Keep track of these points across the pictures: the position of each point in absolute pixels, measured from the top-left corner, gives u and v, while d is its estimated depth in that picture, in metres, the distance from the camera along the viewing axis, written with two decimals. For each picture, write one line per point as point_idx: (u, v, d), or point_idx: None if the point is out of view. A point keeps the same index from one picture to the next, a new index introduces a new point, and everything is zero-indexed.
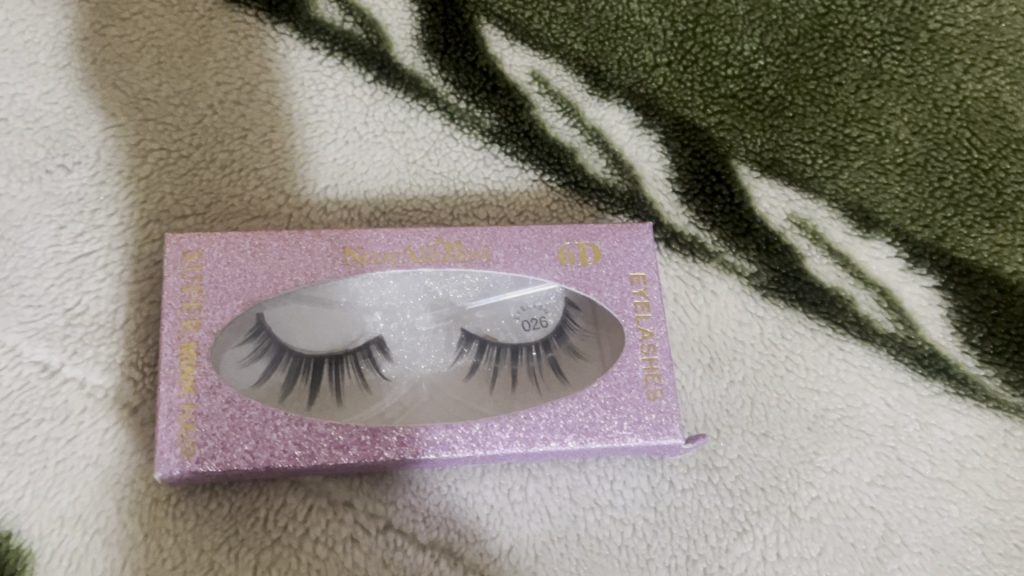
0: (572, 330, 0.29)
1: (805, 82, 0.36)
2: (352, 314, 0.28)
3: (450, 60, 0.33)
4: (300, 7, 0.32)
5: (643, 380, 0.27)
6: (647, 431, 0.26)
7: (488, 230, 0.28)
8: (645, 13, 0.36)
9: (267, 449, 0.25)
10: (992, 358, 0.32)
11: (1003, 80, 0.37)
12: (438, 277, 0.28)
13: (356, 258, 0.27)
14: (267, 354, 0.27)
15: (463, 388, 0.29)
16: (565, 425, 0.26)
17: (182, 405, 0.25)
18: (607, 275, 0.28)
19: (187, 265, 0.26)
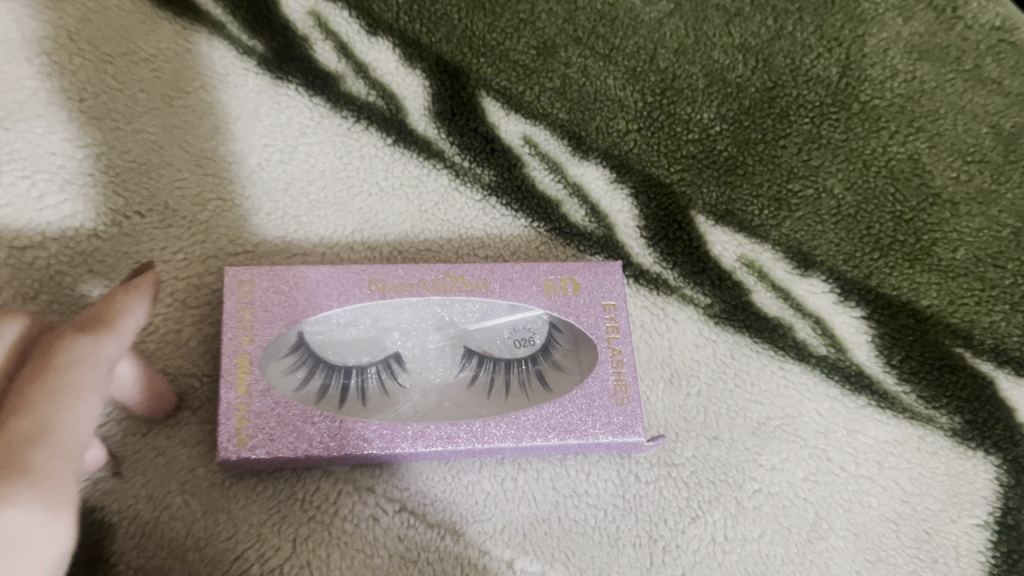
0: (555, 348, 0.35)
1: (754, 145, 0.42)
2: (375, 333, 0.35)
3: (456, 127, 0.40)
4: (332, 83, 0.39)
5: (613, 389, 0.33)
6: (615, 430, 0.32)
7: (486, 266, 0.34)
8: (620, 87, 0.42)
9: (307, 440, 0.31)
10: (909, 376, 0.38)
11: (923, 144, 0.43)
12: (445, 304, 0.34)
13: (379, 287, 0.33)
14: (305, 365, 0.33)
15: (466, 396, 0.35)
16: (548, 424, 0.32)
17: (238, 404, 0.30)
18: (584, 303, 0.34)
19: (242, 292, 0.32)
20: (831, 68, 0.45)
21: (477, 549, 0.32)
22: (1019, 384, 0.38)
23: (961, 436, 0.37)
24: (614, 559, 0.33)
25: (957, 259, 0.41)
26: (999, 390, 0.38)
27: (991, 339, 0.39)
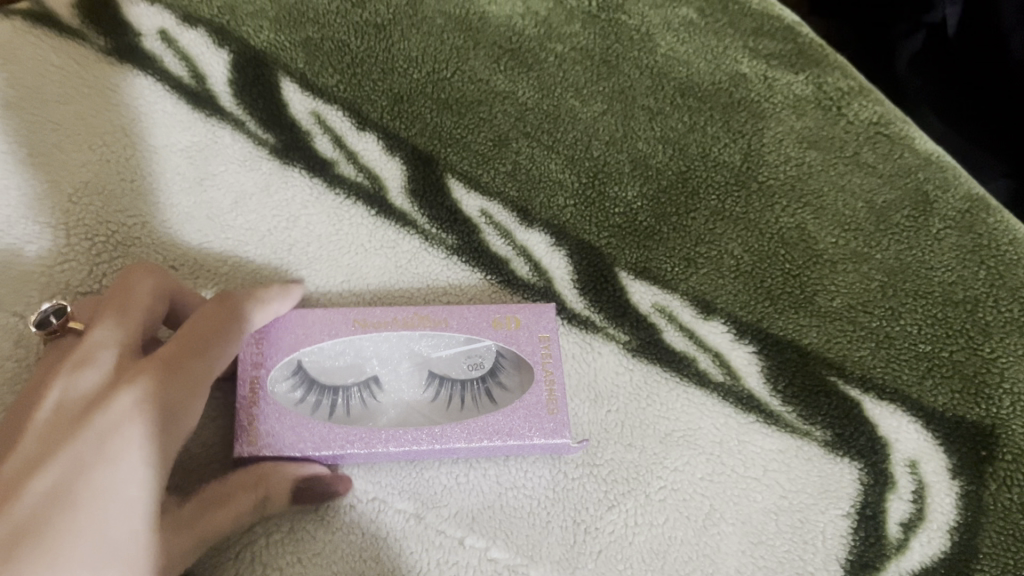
0: (501, 369, 0.44)
1: (669, 217, 0.52)
2: (358, 361, 0.44)
3: (427, 201, 0.50)
4: (329, 167, 0.50)
5: (546, 401, 0.41)
6: (549, 432, 0.41)
7: (447, 308, 0.44)
8: (560, 171, 0.53)
9: (302, 442, 0.39)
10: (790, 398, 0.47)
11: (809, 216, 0.53)
12: (414, 337, 0.43)
13: (361, 324, 0.42)
14: (303, 386, 0.42)
15: (429, 409, 0.43)
16: (494, 428, 0.40)
17: (250, 414, 0.39)
18: (524, 336, 0.43)
19: (254, 328, 0.41)
20: (734, 156, 0.55)
21: (435, 529, 0.41)
22: (882, 405, 0.47)
23: (831, 445, 0.46)
24: (545, 537, 0.41)
25: (834, 306, 0.50)
26: (865, 409, 0.47)
27: (860, 369, 0.48)
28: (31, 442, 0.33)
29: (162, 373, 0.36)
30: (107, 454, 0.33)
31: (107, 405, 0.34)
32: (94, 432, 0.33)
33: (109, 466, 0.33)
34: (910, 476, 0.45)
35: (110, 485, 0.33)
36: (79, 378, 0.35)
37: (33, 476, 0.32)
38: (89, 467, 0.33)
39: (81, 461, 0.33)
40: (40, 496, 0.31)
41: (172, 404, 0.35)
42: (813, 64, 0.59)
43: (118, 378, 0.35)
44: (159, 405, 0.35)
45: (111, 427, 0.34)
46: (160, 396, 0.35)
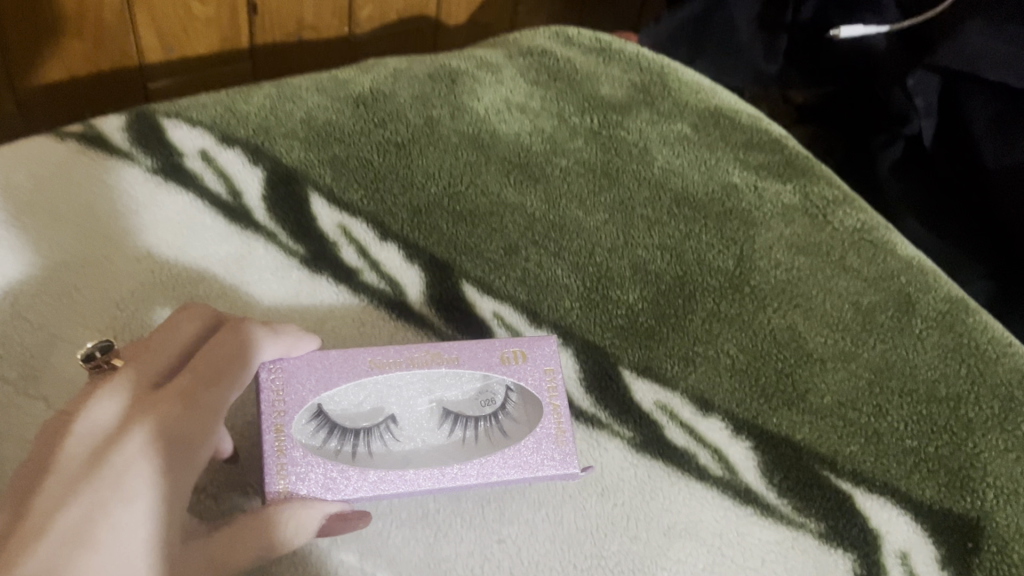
0: (509, 404, 0.48)
1: (668, 318, 0.56)
2: (376, 403, 0.47)
3: (445, 306, 0.54)
4: (353, 275, 0.54)
5: (554, 433, 0.46)
6: (561, 461, 0.46)
7: (456, 345, 0.47)
8: (566, 276, 0.57)
9: (330, 482, 0.43)
10: (786, 492, 0.50)
11: (799, 317, 0.57)
12: (428, 375, 0.47)
13: (377, 365, 0.46)
14: (324, 428, 0.45)
15: (450, 447, 0.47)
16: (510, 463, 0.45)
17: (278, 457, 0.43)
18: (529, 367, 0.48)
19: (272, 379, 0.45)
20: (727, 261, 0.59)
21: None
22: (873, 499, 0.50)
23: (825, 538, 0.49)
24: None
25: (824, 403, 0.53)
26: (857, 502, 0.50)
27: (850, 464, 0.51)
28: (54, 480, 0.37)
29: (180, 411, 0.40)
30: (130, 489, 0.37)
31: (121, 446, 0.38)
32: (113, 470, 0.37)
33: (125, 501, 0.37)
34: (901, 568, 0.48)
35: (125, 520, 0.36)
36: (95, 419, 0.39)
37: (62, 511, 0.36)
38: (107, 503, 0.36)
39: (102, 499, 0.36)
40: (71, 528, 0.35)
41: (183, 441, 0.39)
42: (799, 175, 0.65)
43: (131, 417, 0.39)
44: (179, 440, 0.39)
45: (125, 465, 0.37)
46: (170, 433, 0.39)
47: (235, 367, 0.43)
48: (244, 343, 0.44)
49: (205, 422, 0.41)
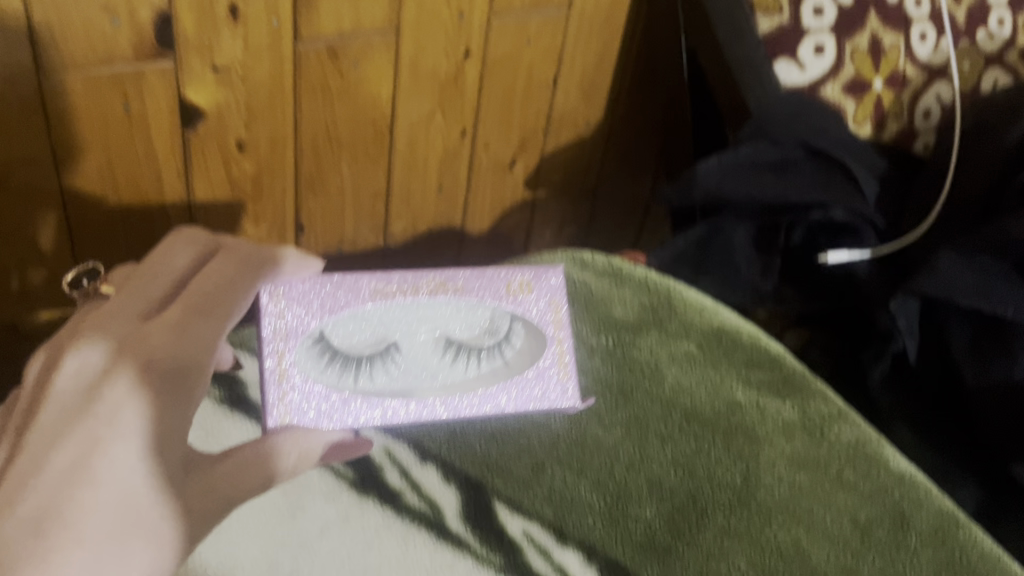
0: (507, 335, 0.62)
1: (682, 534, 0.62)
2: (378, 331, 0.58)
3: (482, 529, 0.62)
4: (398, 498, 0.62)
5: (555, 373, 0.63)
6: (563, 395, 0.62)
7: (457, 275, 0.59)
8: (587, 493, 0.64)
9: (329, 412, 0.57)
10: None
11: (803, 532, 0.62)
12: (429, 301, 0.59)
13: (382, 294, 0.57)
14: (326, 351, 0.57)
15: (440, 372, 0.60)
16: (502, 394, 0.61)
17: (279, 376, 0.56)
18: (540, 294, 0.62)
19: (274, 329, 0.55)
20: (733, 476, 0.65)
21: None
22: None
23: None
24: None
25: None
26: None
27: None
28: (49, 412, 0.53)
29: (166, 335, 0.57)
30: (119, 426, 0.53)
31: (113, 390, 0.54)
32: (105, 403, 0.53)
33: (116, 439, 0.52)
34: None
35: (119, 453, 0.52)
36: (90, 363, 0.55)
37: (63, 442, 0.52)
38: (99, 435, 0.52)
39: (97, 434, 0.52)
40: (71, 457, 0.51)
41: (165, 372, 0.56)
42: (797, 392, 0.71)
43: (125, 341, 0.56)
44: (163, 369, 0.55)
45: (115, 408, 0.53)
46: (152, 368, 0.55)
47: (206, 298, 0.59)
48: (236, 270, 0.60)
49: (195, 345, 0.58)
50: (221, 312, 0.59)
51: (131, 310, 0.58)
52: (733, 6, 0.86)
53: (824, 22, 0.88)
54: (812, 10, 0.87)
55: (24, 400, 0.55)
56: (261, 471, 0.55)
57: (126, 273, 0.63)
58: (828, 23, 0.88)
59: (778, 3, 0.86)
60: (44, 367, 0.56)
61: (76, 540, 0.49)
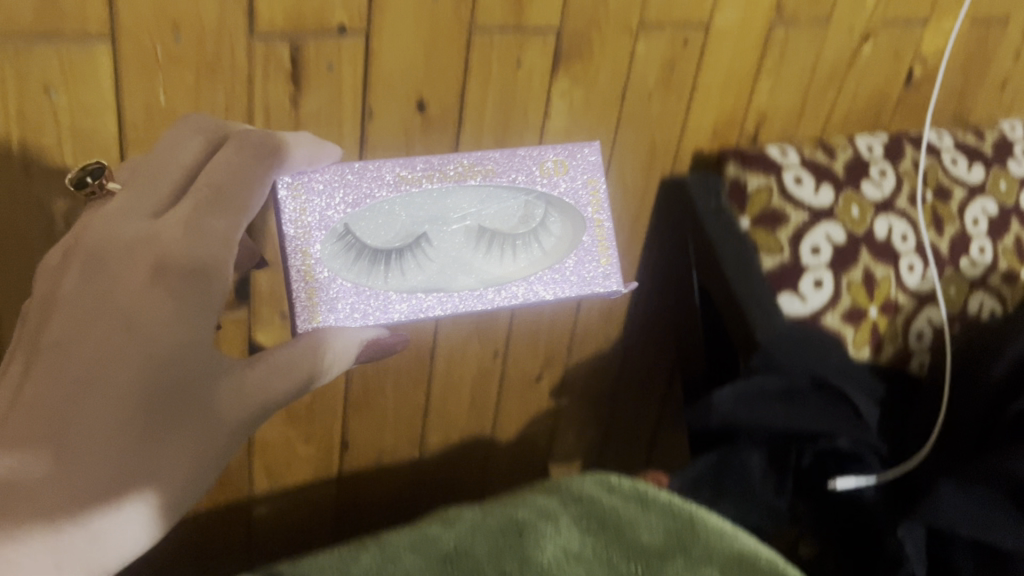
0: (537, 220, 0.74)
1: None
2: (405, 236, 0.69)
3: None
4: None
5: (588, 181, 0.75)
6: (579, 285, 0.75)
7: (477, 156, 0.71)
8: None
9: (358, 305, 0.68)
10: None
11: None
12: (457, 186, 0.71)
13: (410, 181, 0.69)
14: (351, 249, 0.67)
15: (475, 263, 0.72)
16: (523, 298, 0.73)
17: (303, 251, 0.65)
18: (576, 172, 0.75)
19: (313, 209, 0.66)
20: None
21: None
22: None
23: None
24: None
25: None
26: None
27: None
28: (70, 300, 0.58)
29: (180, 225, 0.60)
30: (136, 319, 0.57)
31: (123, 292, 0.58)
32: (125, 295, 0.57)
33: (125, 341, 0.56)
34: None
35: (127, 365, 0.55)
36: (100, 259, 0.59)
37: (80, 332, 0.56)
38: (114, 331, 0.56)
39: (114, 326, 0.56)
40: (92, 348, 0.56)
41: (184, 267, 0.59)
42: None
43: (136, 243, 0.59)
44: (184, 258, 0.59)
45: (126, 315, 0.57)
46: (164, 266, 0.59)
47: (238, 147, 0.64)
48: (269, 147, 0.64)
49: (211, 244, 0.61)
50: (233, 205, 0.62)
51: (141, 210, 0.62)
52: (741, 245, 0.97)
53: (822, 259, 0.98)
54: (809, 249, 0.98)
55: (34, 308, 0.60)
56: (291, 375, 0.63)
57: (131, 167, 0.65)
58: (825, 260, 0.99)
59: (779, 243, 0.97)
60: (63, 259, 0.61)
61: (89, 450, 0.54)
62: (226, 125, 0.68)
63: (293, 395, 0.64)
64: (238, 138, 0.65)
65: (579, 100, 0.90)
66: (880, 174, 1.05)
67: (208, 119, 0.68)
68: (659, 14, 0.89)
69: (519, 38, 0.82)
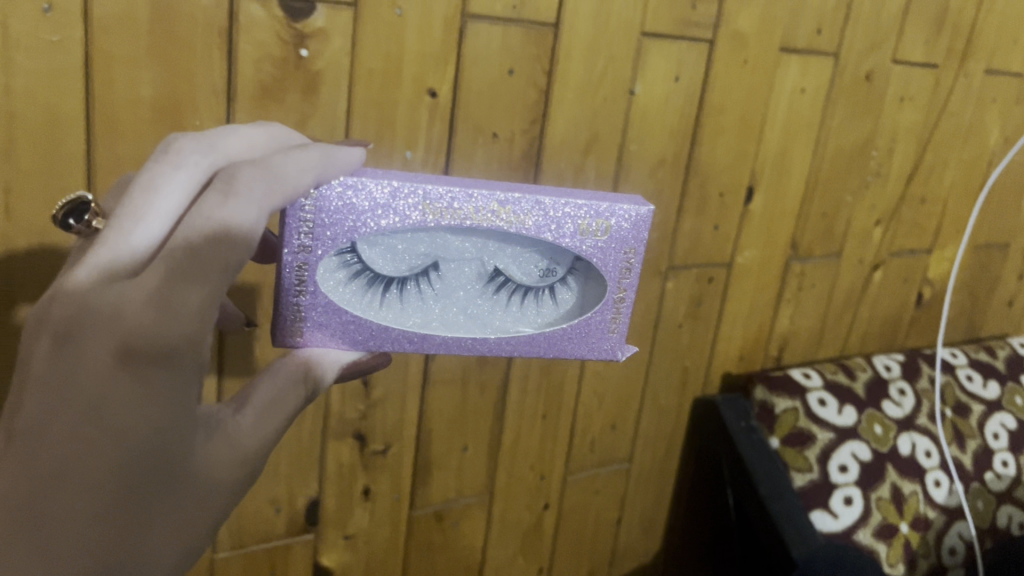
0: (560, 281, 0.62)
1: None
2: (413, 266, 0.58)
3: None
4: None
5: (628, 252, 0.59)
6: (586, 346, 0.62)
7: (527, 197, 0.56)
8: None
9: (341, 318, 0.56)
10: None
11: None
12: (487, 198, 0.55)
13: (430, 210, 0.54)
14: (348, 267, 0.57)
15: (484, 311, 0.61)
16: (522, 345, 0.60)
17: (300, 261, 0.53)
18: (622, 239, 0.59)
19: (304, 207, 0.52)
20: None
21: None
22: None
23: None
24: None
25: None
26: None
27: None
28: (42, 371, 0.44)
29: (156, 295, 0.44)
30: (118, 394, 0.43)
31: (89, 368, 0.43)
32: (97, 366, 0.43)
33: (96, 435, 0.43)
34: None
35: (103, 460, 0.43)
36: (72, 328, 0.44)
37: (58, 400, 0.43)
38: (99, 410, 0.43)
39: (96, 404, 0.43)
40: (74, 412, 0.43)
41: (160, 341, 0.44)
42: None
43: (104, 316, 0.44)
44: (169, 321, 0.44)
45: (97, 403, 0.43)
46: (144, 335, 0.44)
47: (225, 221, 0.47)
48: (255, 216, 0.48)
49: (186, 322, 0.44)
50: (214, 271, 0.46)
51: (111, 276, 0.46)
52: (771, 462, 1.03)
53: (850, 476, 1.03)
54: (838, 467, 1.03)
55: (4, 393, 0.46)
56: (278, 412, 0.52)
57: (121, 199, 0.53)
58: (853, 478, 1.03)
59: (808, 462, 1.03)
60: (34, 323, 0.46)
61: (71, 528, 0.42)
62: (213, 159, 0.52)
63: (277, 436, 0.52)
64: (228, 190, 0.48)
65: None
66: (899, 394, 1.12)
67: (193, 138, 0.53)
68: (687, 256, 0.99)
69: None
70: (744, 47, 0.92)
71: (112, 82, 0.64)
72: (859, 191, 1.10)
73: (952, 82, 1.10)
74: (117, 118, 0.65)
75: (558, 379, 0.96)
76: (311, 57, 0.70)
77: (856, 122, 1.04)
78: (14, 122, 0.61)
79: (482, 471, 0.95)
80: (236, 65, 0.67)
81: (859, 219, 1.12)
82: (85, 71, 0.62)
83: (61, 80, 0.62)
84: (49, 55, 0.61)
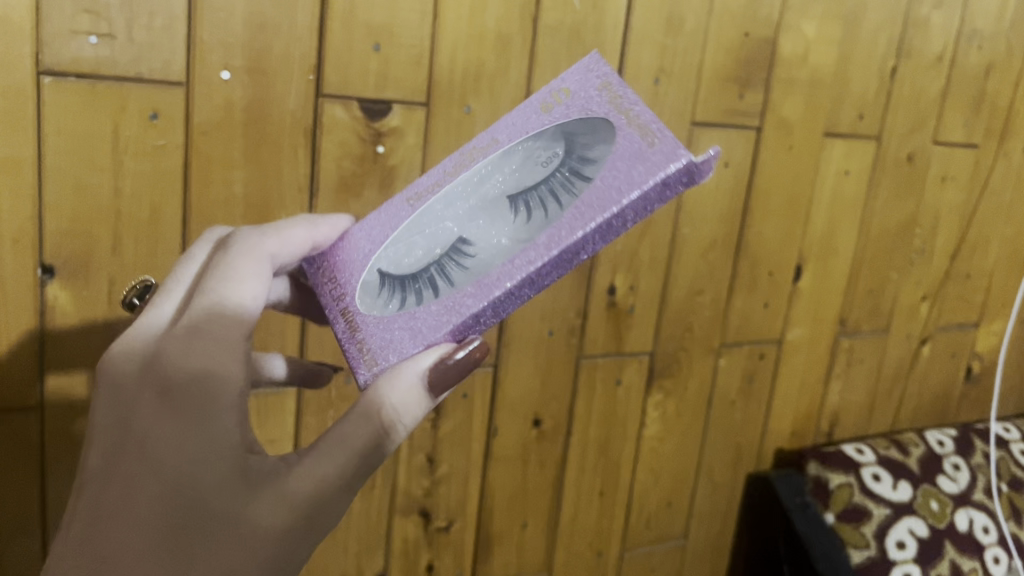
0: (576, 152, 0.52)
1: None
2: (434, 246, 0.53)
3: None
4: None
5: (597, 86, 0.53)
6: (633, 166, 0.49)
7: (486, 138, 0.56)
8: None
9: (397, 322, 0.50)
10: None
11: None
12: (456, 167, 0.56)
13: (411, 201, 0.56)
14: (389, 286, 0.52)
15: (528, 233, 0.50)
16: (574, 221, 0.48)
17: (338, 307, 0.53)
18: (584, 88, 0.54)
19: (326, 269, 0.56)
20: None
21: None
22: None
23: None
24: None
25: None
26: None
27: None
28: (99, 427, 0.46)
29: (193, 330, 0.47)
30: (163, 427, 0.44)
31: (139, 409, 0.45)
32: (145, 405, 0.45)
33: (139, 465, 0.43)
34: None
35: (131, 495, 0.43)
36: (125, 381, 0.47)
37: (109, 449, 0.45)
38: (144, 445, 0.44)
39: (139, 439, 0.44)
40: (123, 453, 0.44)
41: (199, 370, 0.45)
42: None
43: (149, 363, 0.47)
44: (208, 353, 0.46)
45: (138, 437, 0.44)
46: (185, 368, 0.46)
47: (234, 265, 0.51)
48: (257, 260, 0.52)
49: (221, 353, 0.46)
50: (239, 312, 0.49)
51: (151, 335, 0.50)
52: (827, 538, 1.03)
53: (908, 553, 1.03)
54: (895, 544, 1.03)
55: None
56: (349, 452, 0.46)
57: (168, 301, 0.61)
58: (911, 554, 1.03)
59: (865, 538, 1.02)
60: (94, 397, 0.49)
61: (123, 564, 0.41)
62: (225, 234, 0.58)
63: (348, 478, 0.46)
64: (234, 245, 0.53)
65: (670, 412, 1.01)
66: (954, 469, 1.12)
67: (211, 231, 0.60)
68: (738, 333, 1.02)
69: (619, 362, 0.94)
70: (790, 133, 0.96)
71: (208, 182, 0.69)
72: (904, 269, 1.12)
73: (993, 160, 1.13)
74: (212, 215, 0.70)
75: (614, 456, 0.98)
76: (387, 153, 0.75)
77: (899, 202, 1.07)
78: (120, 220, 0.67)
79: (541, 548, 0.97)
80: (320, 162, 0.72)
81: (906, 295, 1.14)
82: (186, 172, 0.68)
83: (165, 182, 0.68)
84: (155, 159, 0.67)
